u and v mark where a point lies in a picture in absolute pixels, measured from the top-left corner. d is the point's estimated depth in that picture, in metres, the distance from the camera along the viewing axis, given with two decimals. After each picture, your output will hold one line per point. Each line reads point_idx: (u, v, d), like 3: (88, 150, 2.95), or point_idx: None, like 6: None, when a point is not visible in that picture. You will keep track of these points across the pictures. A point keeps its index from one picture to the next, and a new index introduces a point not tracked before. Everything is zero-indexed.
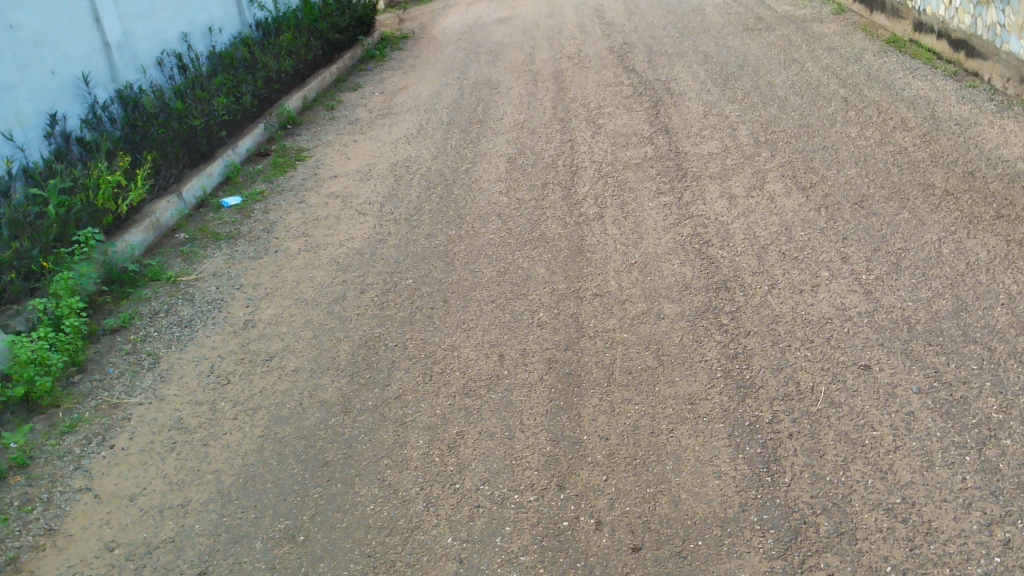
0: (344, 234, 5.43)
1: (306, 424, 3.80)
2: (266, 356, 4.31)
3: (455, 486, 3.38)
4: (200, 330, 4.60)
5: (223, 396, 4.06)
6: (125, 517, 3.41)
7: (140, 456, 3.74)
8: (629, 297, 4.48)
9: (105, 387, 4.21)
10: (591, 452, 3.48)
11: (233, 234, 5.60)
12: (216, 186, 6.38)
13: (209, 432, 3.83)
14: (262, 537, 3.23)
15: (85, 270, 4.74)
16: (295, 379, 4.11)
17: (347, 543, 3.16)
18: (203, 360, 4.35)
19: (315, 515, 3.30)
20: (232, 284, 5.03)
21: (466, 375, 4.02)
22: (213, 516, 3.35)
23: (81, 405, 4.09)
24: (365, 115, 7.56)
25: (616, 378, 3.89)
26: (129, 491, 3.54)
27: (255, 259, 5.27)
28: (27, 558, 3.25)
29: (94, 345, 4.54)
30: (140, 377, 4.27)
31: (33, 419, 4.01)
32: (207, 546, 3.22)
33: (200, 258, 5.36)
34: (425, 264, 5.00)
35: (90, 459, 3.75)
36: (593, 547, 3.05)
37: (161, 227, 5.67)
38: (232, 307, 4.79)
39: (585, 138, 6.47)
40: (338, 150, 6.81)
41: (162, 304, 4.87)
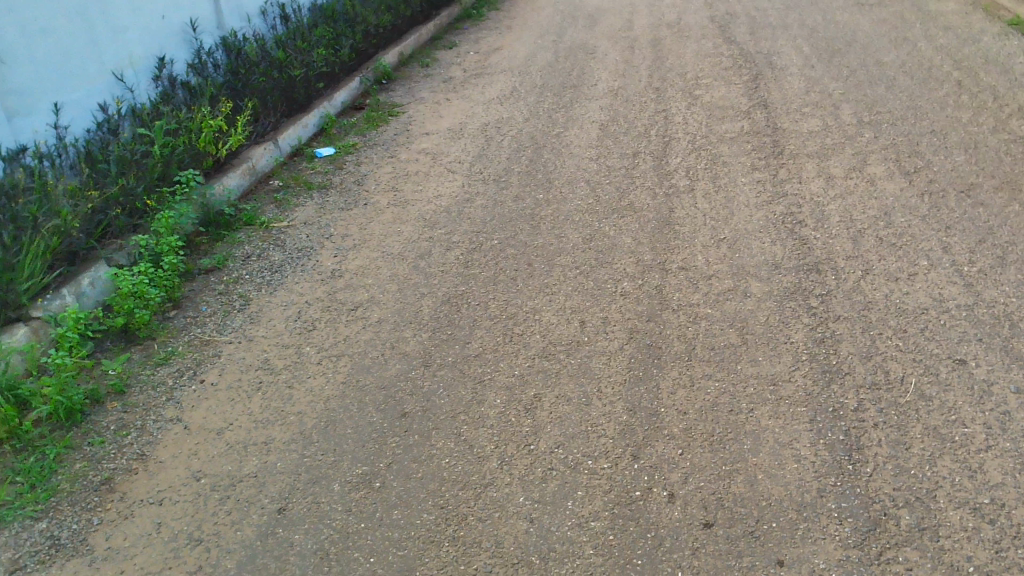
0: (432, 191, 5.48)
1: (387, 373, 3.88)
2: (352, 306, 4.40)
3: (529, 447, 3.40)
4: (290, 276, 4.72)
5: (309, 341, 4.17)
6: (212, 449, 3.55)
7: (229, 393, 3.88)
8: (716, 273, 4.40)
9: (199, 324, 4.37)
10: (667, 425, 3.46)
11: (326, 185, 5.71)
12: (311, 136, 6.50)
13: (294, 374, 3.95)
14: (340, 480, 3.32)
15: (185, 211, 4.91)
16: (378, 330, 4.19)
17: (422, 493, 3.23)
18: (291, 305, 4.46)
19: (392, 464, 3.38)
20: (323, 233, 5.13)
21: (547, 339, 4.02)
22: (295, 456, 3.46)
23: (175, 339, 4.26)
24: (459, 74, 7.56)
25: (698, 354, 3.84)
26: (216, 425, 3.68)
27: (345, 210, 5.37)
28: (120, 480, 3.43)
29: (190, 284, 4.71)
30: (231, 317, 4.42)
31: (130, 349, 4.20)
32: (288, 484, 3.33)
33: (293, 205, 5.49)
34: (512, 226, 5.01)
35: (182, 391, 3.91)
36: (665, 519, 3.04)
37: (256, 173, 5.82)
38: (322, 256, 4.89)
39: (680, 109, 6.34)
40: (431, 107, 6.84)
41: (255, 249, 5.01)
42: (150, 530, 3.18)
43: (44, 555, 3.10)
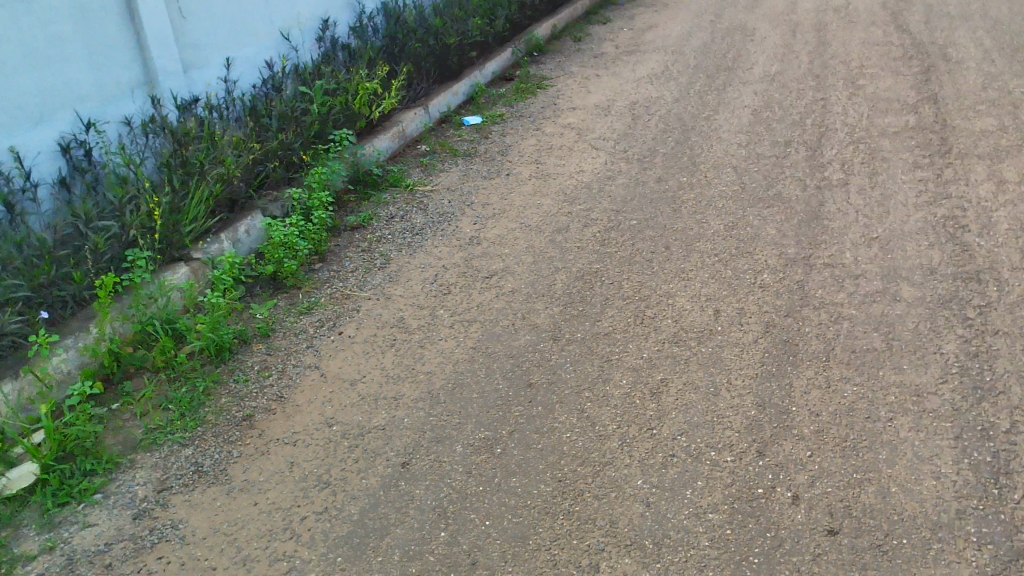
0: (575, 166, 5.47)
1: (516, 343, 3.93)
2: (487, 273, 4.47)
3: (652, 431, 3.37)
4: (429, 239, 4.84)
5: (443, 304, 4.27)
6: (345, 398, 3.71)
7: (364, 346, 4.03)
8: (864, 273, 4.20)
9: (341, 278, 4.56)
10: (798, 425, 3.34)
11: (471, 152, 5.80)
12: (460, 104, 6.61)
13: (426, 335, 4.06)
14: (462, 442, 3.40)
15: (337, 168, 5.11)
16: (510, 300, 4.24)
17: (541, 464, 3.26)
18: (428, 268, 4.57)
19: (514, 432, 3.43)
20: (464, 200, 5.22)
21: (679, 325, 3.96)
22: (422, 414, 3.57)
23: (318, 290, 4.46)
24: (611, 50, 7.48)
25: (837, 355, 3.69)
26: (350, 376, 3.84)
27: (487, 179, 5.44)
28: (260, 418, 3.63)
29: (336, 239, 4.91)
30: (372, 274, 4.58)
31: (277, 296, 4.43)
32: (413, 440, 3.43)
33: (438, 170, 5.60)
34: (653, 207, 4.94)
35: (321, 340, 4.09)
36: (787, 520, 2.95)
37: (405, 137, 5.97)
38: (461, 222, 4.98)
39: (841, 99, 6.05)
40: (580, 82, 6.81)
41: (399, 210, 5.16)
42: (283, 468, 3.35)
43: (188, 479, 3.33)
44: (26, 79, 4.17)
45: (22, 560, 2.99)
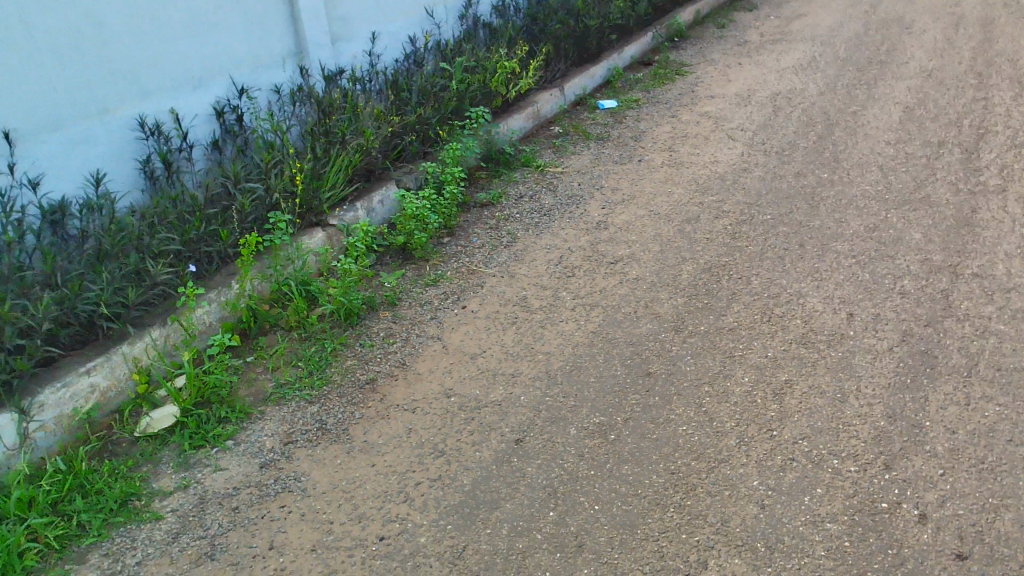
0: (710, 156, 5.35)
1: (637, 331, 3.90)
2: (612, 259, 4.44)
3: (772, 433, 3.28)
4: (557, 221, 4.85)
5: (566, 286, 4.27)
6: (465, 371, 3.77)
7: (486, 321, 4.09)
8: (1017, 287, 3.93)
9: (468, 253, 4.63)
10: (931, 441, 3.17)
11: (603, 136, 5.76)
12: (596, 87, 6.56)
13: (548, 316, 4.07)
14: (577, 425, 3.40)
15: (471, 145, 5.18)
16: (634, 287, 4.20)
17: (655, 454, 3.23)
18: (554, 249, 4.59)
19: (629, 420, 3.40)
20: (594, 184, 5.20)
21: (808, 326, 3.82)
22: (538, 393, 3.59)
23: (445, 264, 4.55)
24: (755, 38, 7.25)
25: (980, 371, 3.47)
26: (471, 349, 3.90)
27: (619, 164, 5.39)
28: (383, 382, 3.75)
29: (465, 214, 4.99)
30: (498, 251, 4.63)
31: (406, 266, 4.55)
32: (528, 418, 3.46)
33: (569, 153, 5.60)
34: (789, 203, 4.77)
35: (445, 312, 4.18)
36: (911, 539, 2.82)
37: (539, 117, 5.99)
38: (589, 206, 4.96)
39: (1004, 100, 5.65)
40: (721, 70, 6.64)
41: (528, 189, 5.20)
42: (402, 433, 3.45)
43: (312, 435, 3.47)
44: (190, 45, 4.47)
45: (159, 495, 3.20)
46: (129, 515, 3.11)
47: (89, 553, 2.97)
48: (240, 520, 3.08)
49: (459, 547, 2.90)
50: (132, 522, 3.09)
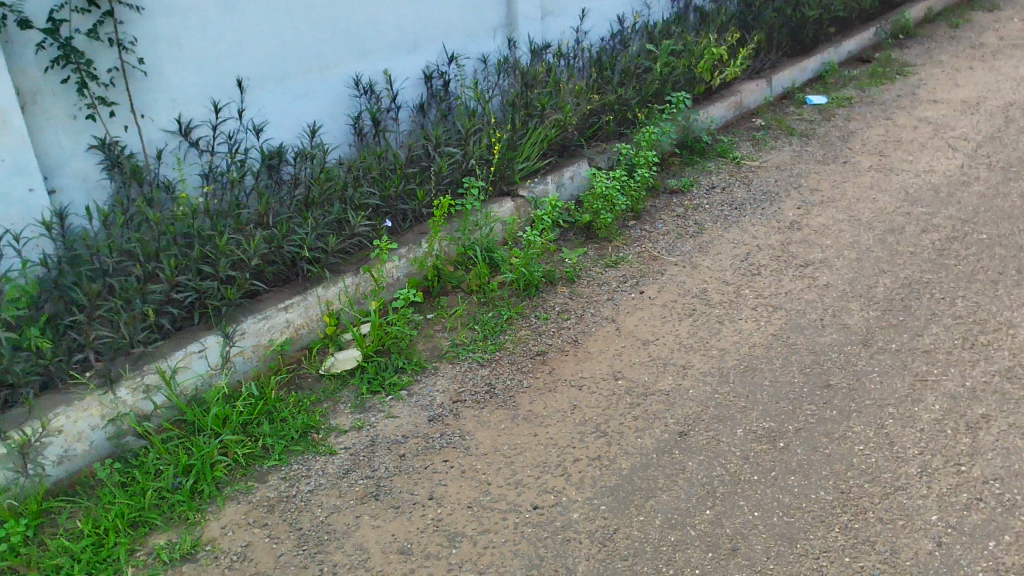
0: (924, 165, 4.99)
1: (821, 340, 3.72)
2: (803, 262, 4.25)
3: (960, 468, 3.04)
4: (747, 216, 4.71)
5: (750, 284, 4.14)
6: (635, 356, 3.75)
7: (663, 309, 4.04)
8: None
9: (652, 239, 4.60)
10: None
11: (808, 133, 5.51)
12: (806, 81, 6.28)
13: (727, 312, 3.97)
14: (744, 427, 3.30)
15: (668, 130, 5.11)
16: (823, 294, 4.01)
17: (825, 470, 3.07)
18: (741, 245, 4.45)
19: (802, 430, 3.26)
20: (792, 182, 4.99)
21: (1016, 360, 3.50)
22: (709, 389, 3.51)
23: (627, 247, 4.55)
24: (993, 42, 6.66)
25: None
26: (644, 335, 3.87)
27: (821, 163, 5.14)
28: (553, 355, 3.80)
29: (653, 200, 4.96)
30: (683, 240, 4.57)
31: (588, 245, 4.60)
32: (695, 412, 3.40)
33: (769, 147, 5.41)
34: (1010, 224, 4.37)
35: (622, 295, 4.17)
36: None
37: (742, 108, 5.82)
38: (785, 204, 4.77)
39: None
40: (949, 73, 6.15)
41: (721, 181, 5.08)
42: (566, 408, 3.48)
43: (480, 397, 3.57)
44: (408, 12, 4.79)
45: (335, 431, 3.41)
46: (307, 445, 3.33)
47: (269, 474, 3.21)
48: (405, 467, 3.22)
49: (610, 529, 2.89)
50: (309, 452, 3.31)
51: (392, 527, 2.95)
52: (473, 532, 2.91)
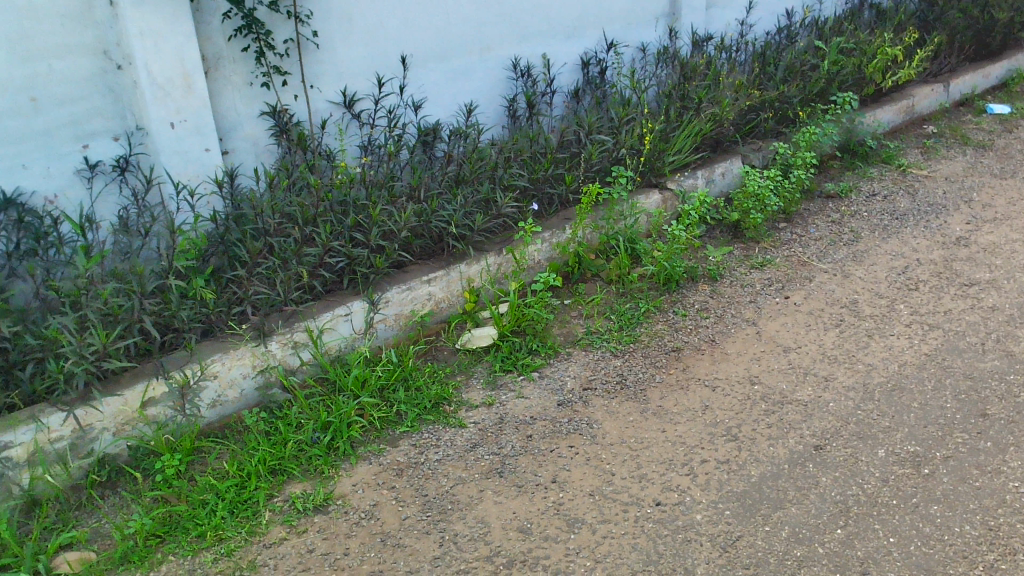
0: None
1: (980, 365, 3.49)
2: (967, 281, 4.00)
3: None
4: (909, 228, 4.47)
5: (906, 299, 3.93)
6: (775, 362, 3.63)
7: (808, 316, 3.90)
8: None
9: (802, 243, 4.46)
10: None
11: (985, 144, 5.17)
12: (987, 89, 5.90)
13: (877, 325, 3.78)
14: (886, 448, 3.14)
15: (830, 131, 4.91)
16: (987, 316, 3.75)
17: (973, 503, 2.87)
18: (899, 257, 4.23)
19: (950, 458, 3.07)
20: (962, 195, 4.70)
21: None
22: (850, 404, 3.36)
23: (775, 250, 4.42)
24: None
25: None
26: (786, 342, 3.75)
27: (997, 178, 4.81)
28: (688, 353, 3.75)
29: (807, 203, 4.79)
30: (835, 247, 4.39)
31: (734, 244, 4.50)
32: (833, 427, 3.26)
33: (940, 157, 5.11)
34: None
35: (766, 299, 4.06)
36: None
37: (913, 113, 5.54)
38: (952, 218, 4.50)
39: None
40: None
41: (883, 189, 4.84)
42: (697, 408, 3.42)
43: (611, 387, 3.56)
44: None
45: (466, 405, 3.49)
46: (438, 415, 3.43)
47: (401, 439, 3.32)
48: (531, 448, 3.25)
49: (734, 535, 2.80)
50: (439, 423, 3.40)
51: (513, 505, 2.98)
52: (592, 520, 2.89)
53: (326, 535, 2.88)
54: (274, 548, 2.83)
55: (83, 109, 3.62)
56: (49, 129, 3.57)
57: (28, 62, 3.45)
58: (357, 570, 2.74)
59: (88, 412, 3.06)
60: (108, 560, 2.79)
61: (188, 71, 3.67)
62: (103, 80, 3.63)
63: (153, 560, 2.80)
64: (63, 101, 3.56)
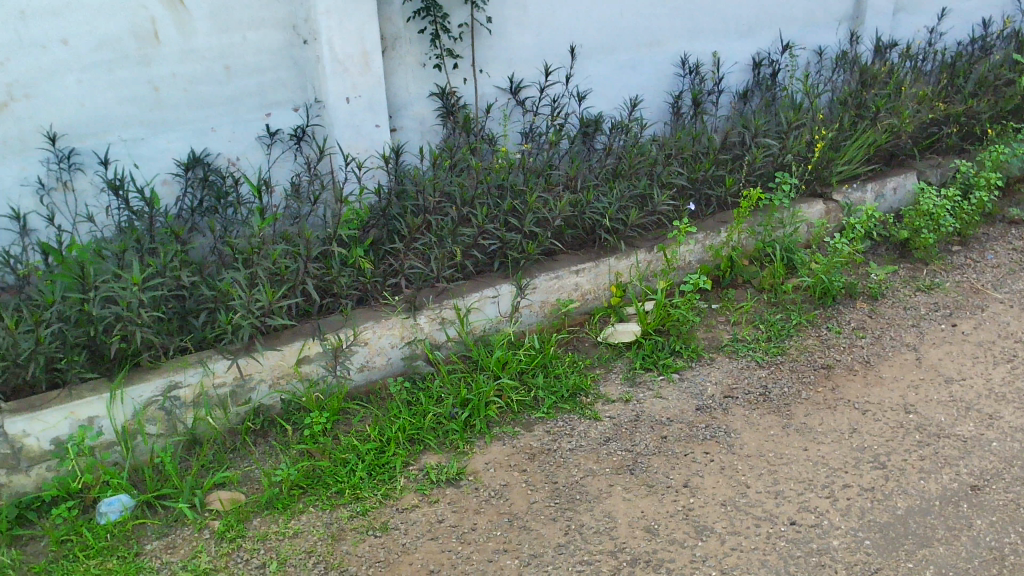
0: None
1: None
2: None
3: None
4: None
5: None
6: (934, 393, 3.43)
7: (976, 348, 3.68)
8: None
9: (977, 269, 4.21)
10: None
11: None
12: None
13: None
14: None
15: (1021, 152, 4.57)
16: None
17: None
18: None
19: None
20: None
21: None
22: (1016, 446, 3.13)
23: (945, 274, 4.18)
24: None
25: None
26: (948, 373, 3.54)
27: None
28: (839, 372, 3.60)
29: (987, 227, 4.54)
30: (1014, 277, 4.16)
31: (900, 263, 4.30)
32: (995, 468, 3.04)
33: None
34: None
35: (930, 324, 3.85)
36: None
37: None
38: None
39: None
40: None
41: None
42: (844, 430, 3.27)
43: (753, 398, 3.47)
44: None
45: (603, 399, 3.49)
46: (574, 406, 3.45)
47: (536, 424, 3.36)
48: (665, 449, 3.22)
49: (873, 567, 2.66)
50: (575, 412, 3.42)
51: (642, 504, 2.95)
52: (722, 530, 2.82)
53: (456, 508, 2.95)
54: (406, 513, 2.92)
55: (270, 79, 3.85)
56: (238, 96, 3.82)
57: (225, 32, 3.71)
58: (482, 545, 2.79)
59: (249, 362, 3.26)
60: (255, 502, 2.96)
61: (366, 49, 3.83)
62: (290, 53, 3.86)
63: (295, 508, 2.95)
64: (252, 71, 3.80)
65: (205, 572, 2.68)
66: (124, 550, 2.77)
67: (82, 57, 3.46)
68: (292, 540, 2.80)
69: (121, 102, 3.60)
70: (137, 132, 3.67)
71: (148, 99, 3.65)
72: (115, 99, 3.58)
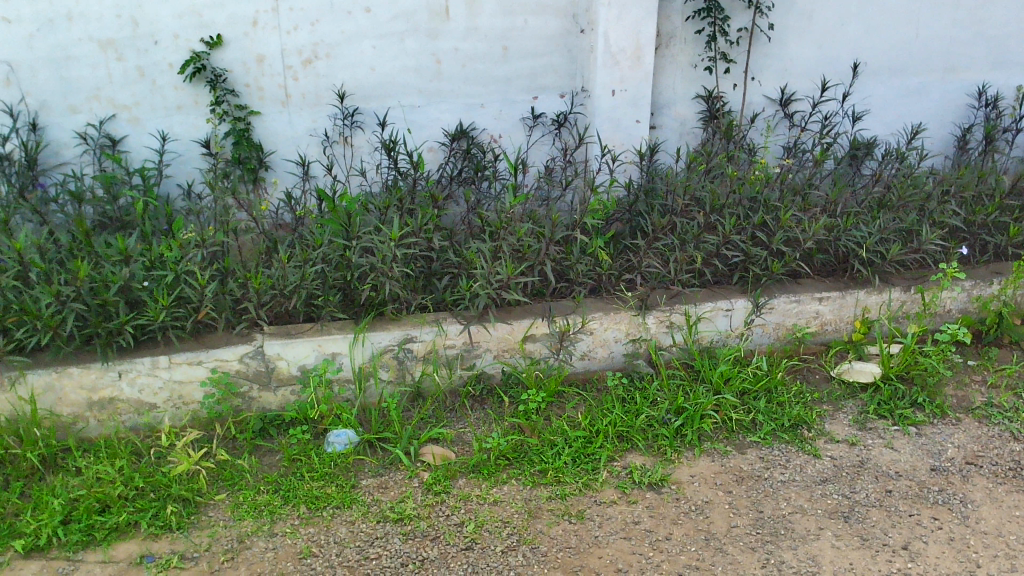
0: None
1: None
2: None
3: None
4: None
5: None
6: None
7: None
8: None
9: None
10: None
11: None
12: None
13: None
14: None
15: None
16: None
17: None
18: None
19: None
20: None
21: None
22: None
23: None
24: None
25: None
26: None
27: None
28: None
29: None
30: None
31: None
32: None
33: None
34: None
35: None
36: None
37: None
38: None
39: None
40: None
41: None
42: None
43: (1001, 470, 3.13)
44: None
45: (826, 437, 3.29)
46: (794, 437, 3.28)
47: (750, 447, 3.24)
48: (888, 503, 2.97)
49: None
50: (793, 444, 3.26)
51: (852, 555, 2.74)
52: None
53: (653, 513, 2.91)
54: (603, 507, 2.92)
55: (542, 64, 3.98)
56: (510, 76, 3.98)
57: (509, 15, 3.86)
58: (674, 557, 2.73)
59: (480, 330, 3.39)
60: (462, 463, 3.09)
61: (641, 44, 3.83)
62: (566, 40, 3.96)
63: (499, 477, 3.05)
64: (527, 54, 3.95)
65: (409, 517, 2.83)
66: (343, 479, 2.99)
67: (380, 25, 3.75)
68: (491, 507, 2.90)
69: (406, 71, 3.86)
70: (415, 100, 3.93)
71: (429, 71, 3.89)
72: (402, 67, 3.85)
